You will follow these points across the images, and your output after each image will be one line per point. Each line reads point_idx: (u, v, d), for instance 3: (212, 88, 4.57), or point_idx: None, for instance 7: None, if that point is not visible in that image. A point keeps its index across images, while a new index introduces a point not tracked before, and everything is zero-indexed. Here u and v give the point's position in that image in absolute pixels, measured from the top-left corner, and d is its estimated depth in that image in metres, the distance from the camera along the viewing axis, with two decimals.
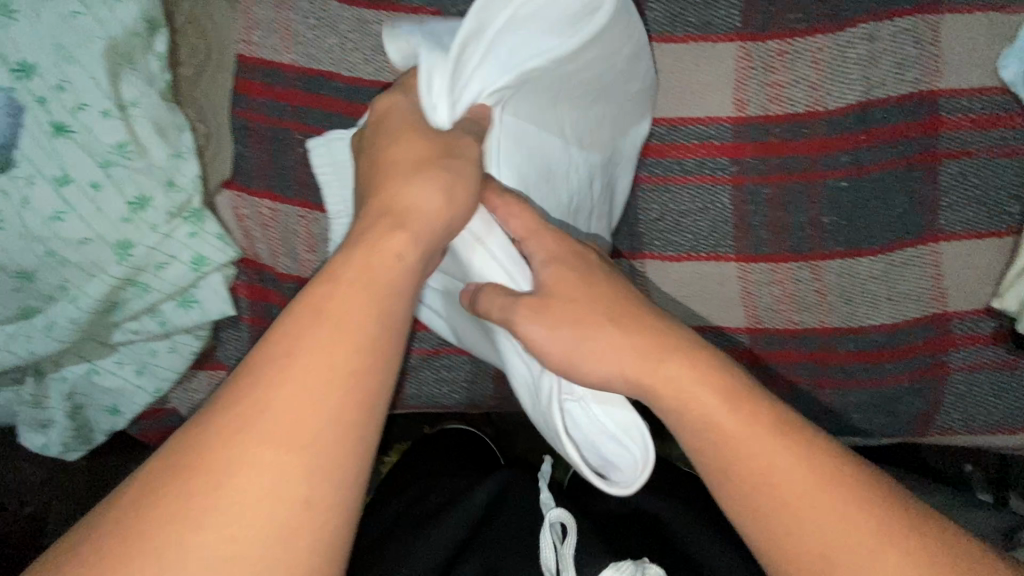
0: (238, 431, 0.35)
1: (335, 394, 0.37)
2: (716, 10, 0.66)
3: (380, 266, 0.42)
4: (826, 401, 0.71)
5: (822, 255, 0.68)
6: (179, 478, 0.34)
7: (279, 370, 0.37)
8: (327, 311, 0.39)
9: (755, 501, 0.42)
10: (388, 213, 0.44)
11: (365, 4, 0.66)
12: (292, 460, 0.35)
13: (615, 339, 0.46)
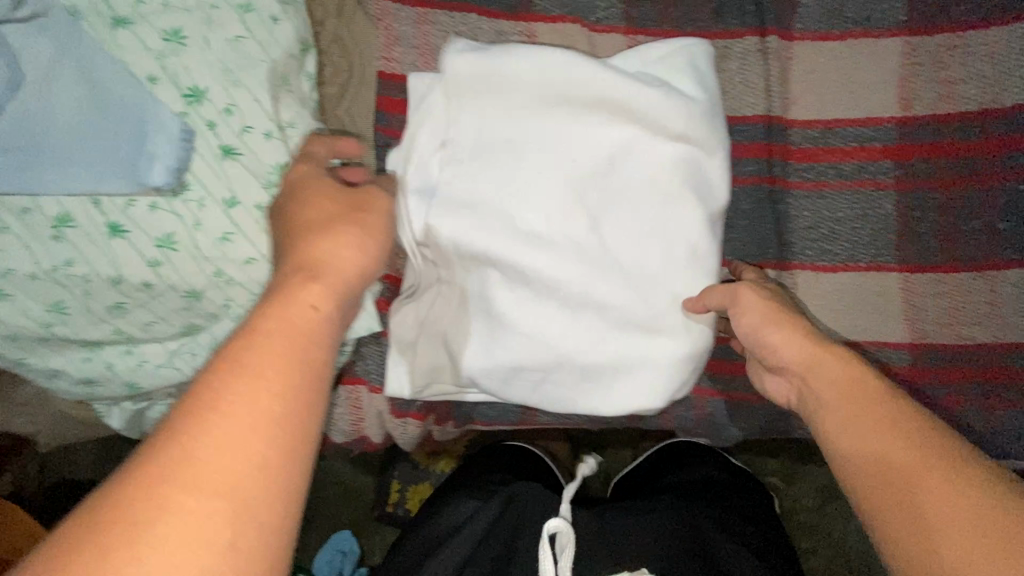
0: (159, 479, 0.30)
1: (266, 437, 0.34)
2: (878, 5, 0.62)
3: (300, 317, 0.40)
4: (998, 424, 0.64)
5: (998, 264, 0.62)
6: (106, 515, 0.29)
7: (206, 413, 0.33)
8: (246, 356, 0.36)
9: (867, 482, 0.46)
10: (302, 269, 0.44)
11: (505, 17, 0.66)
12: (228, 494, 0.31)
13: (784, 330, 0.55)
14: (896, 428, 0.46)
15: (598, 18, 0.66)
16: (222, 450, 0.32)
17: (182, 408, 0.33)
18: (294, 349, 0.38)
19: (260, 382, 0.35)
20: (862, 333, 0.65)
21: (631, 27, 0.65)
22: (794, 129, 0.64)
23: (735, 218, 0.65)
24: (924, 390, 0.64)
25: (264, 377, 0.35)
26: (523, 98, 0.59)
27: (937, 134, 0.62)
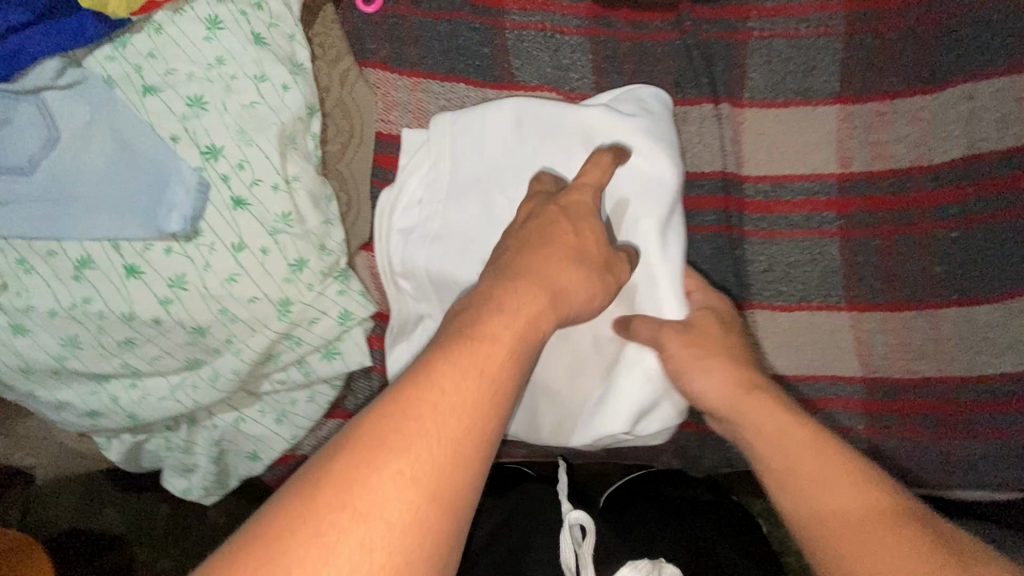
0: (367, 464, 0.35)
1: (458, 444, 0.38)
2: (814, 78, 0.71)
3: (521, 334, 0.45)
4: (951, 453, 0.69)
5: (936, 304, 0.69)
6: (315, 502, 0.34)
7: (418, 410, 0.38)
8: (462, 364, 0.40)
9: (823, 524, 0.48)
10: (546, 290, 0.48)
11: (489, 85, 0.74)
12: (415, 488, 0.35)
13: (723, 366, 0.58)
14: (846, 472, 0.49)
15: (572, 87, 0.74)
16: (417, 464, 0.36)
17: (388, 400, 0.38)
18: (496, 381, 0.41)
19: (452, 408, 0.38)
20: (819, 368, 0.71)
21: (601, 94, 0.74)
22: (748, 183, 0.72)
23: (699, 261, 0.71)
24: (878, 420, 0.71)
25: (458, 403, 0.39)
26: (490, 144, 0.66)
27: (874, 188, 0.70)
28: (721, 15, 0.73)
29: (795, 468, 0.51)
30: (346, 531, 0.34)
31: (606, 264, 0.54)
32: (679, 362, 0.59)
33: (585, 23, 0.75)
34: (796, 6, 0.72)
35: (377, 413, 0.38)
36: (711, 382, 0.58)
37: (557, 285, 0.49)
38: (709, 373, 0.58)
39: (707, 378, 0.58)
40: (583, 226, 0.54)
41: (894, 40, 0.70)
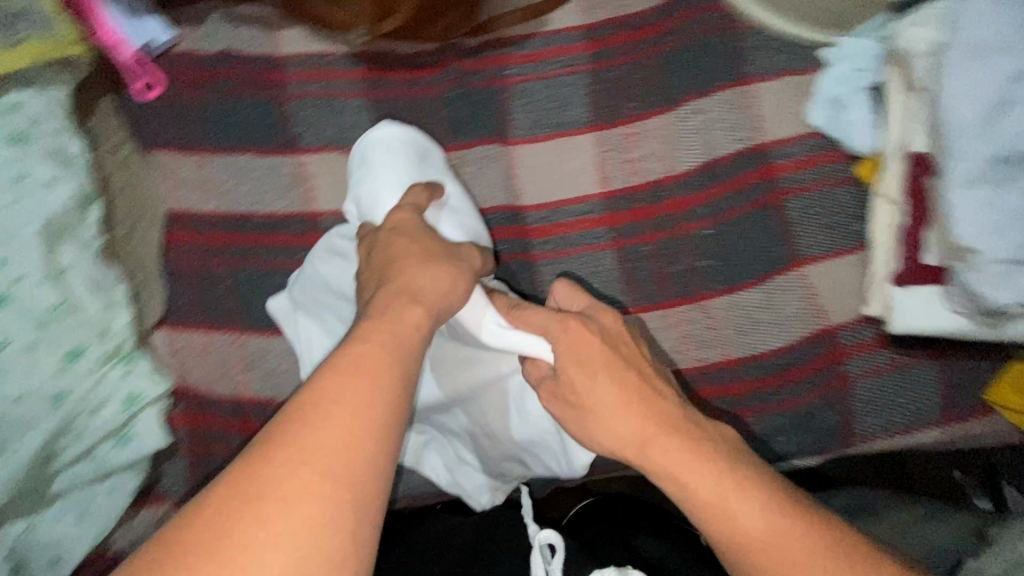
0: (283, 457, 0.41)
1: (362, 437, 0.43)
2: (569, 111, 0.79)
3: (399, 331, 0.51)
4: (749, 429, 0.76)
5: (707, 295, 0.76)
6: (224, 491, 0.40)
7: (323, 411, 0.43)
8: (360, 368, 0.46)
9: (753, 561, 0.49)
10: (403, 292, 0.54)
11: (274, 152, 0.78)
12: (324, 476, 0.41)
13: (610, 409, 0.56)
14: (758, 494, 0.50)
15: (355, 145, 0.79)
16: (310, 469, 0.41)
17: (297, 405, 0.44)
18: (377, 374, 0.46)
19: (338, 409, 0.43)
20: None
21: None
22: (528, 212, 0.78)
23: None
24: None
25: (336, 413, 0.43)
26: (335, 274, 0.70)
27: (635, 202, 0.77)
28: (483, 66, 0.81)
29: (705, 503, 0.51)
30: (259, 509, 0.39)
31: (456, 254, 0.60)
32: (572, 422, 0.58)
33: (363, 86, 0.81)
34: (546, 52, 0.81)
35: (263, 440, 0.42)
36: (609, 432, 0.56)
37: (413, 287, 0.55)
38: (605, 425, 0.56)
39: (613, 425, 0.56)
40: (419, 236, 0.61)
41: (631, 71, 0.79)
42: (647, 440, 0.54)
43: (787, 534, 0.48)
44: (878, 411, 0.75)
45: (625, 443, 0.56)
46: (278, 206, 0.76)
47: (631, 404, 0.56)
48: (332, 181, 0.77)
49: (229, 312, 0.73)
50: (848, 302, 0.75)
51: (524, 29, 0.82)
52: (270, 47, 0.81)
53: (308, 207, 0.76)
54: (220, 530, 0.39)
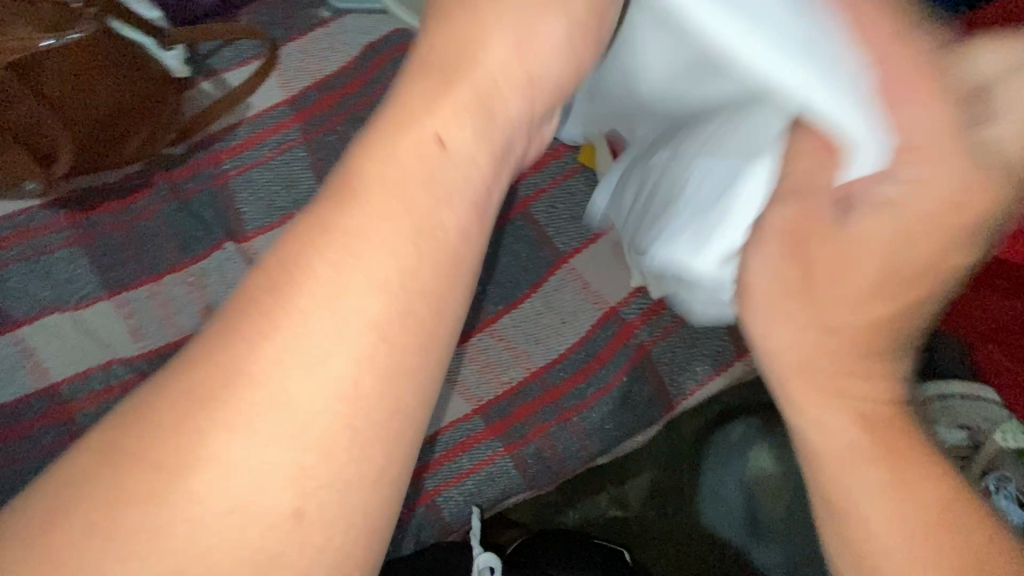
0: (248, 377, 0.30)
1: (388, 354, 0.31)
2: (299, 190, 0.76)
3: (442, 179, 0.36)
4: (579, 428, 0.76)
5: (490, 320, 0.76)
6: (159, 424, 0.29)
7: (316, 304, 0.31)
8: (371, 239, 0.32)
9: (838, 493, 0.40)
10: (442, 99, 0.37)
11: None
12: (311, 432, 0.29)
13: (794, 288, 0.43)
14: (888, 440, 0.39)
15: (79, 296, 0.72)
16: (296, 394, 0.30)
17: (285, 286, 0.31)
18: (415, 275, 0.33)
19: (345, 312, 0.31)
20: (435, 424, 0.75)
21: (111, 289, 0.72)
22: None
23: None
24: (511, 436, 0.76)
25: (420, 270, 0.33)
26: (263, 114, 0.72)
27: None
28: (198, 169, 0.77)
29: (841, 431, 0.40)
30: (203, 451, 0.29)
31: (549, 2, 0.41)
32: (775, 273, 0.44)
33: (70, 232, 0.74)
34: (255, 135, 0.78)
35: (319, 270, 0.32)
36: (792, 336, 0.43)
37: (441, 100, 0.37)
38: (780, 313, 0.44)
39: (785, 311, 0.44)
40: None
41: (347, 128, 0.79)
42: (825, 330, 0.41)
43: (895, 477, 0.38)
44: (684, 368, 0.77)
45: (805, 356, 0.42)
46: (6, 394, 0.68)
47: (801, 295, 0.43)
48: (63, 344, 0.70)
49: None
50: (619, 279, 0.77)
51: (228, 120, 0.79)
52: None
53: (42, 382, 0.69)
54: (138, 487, 0.28)
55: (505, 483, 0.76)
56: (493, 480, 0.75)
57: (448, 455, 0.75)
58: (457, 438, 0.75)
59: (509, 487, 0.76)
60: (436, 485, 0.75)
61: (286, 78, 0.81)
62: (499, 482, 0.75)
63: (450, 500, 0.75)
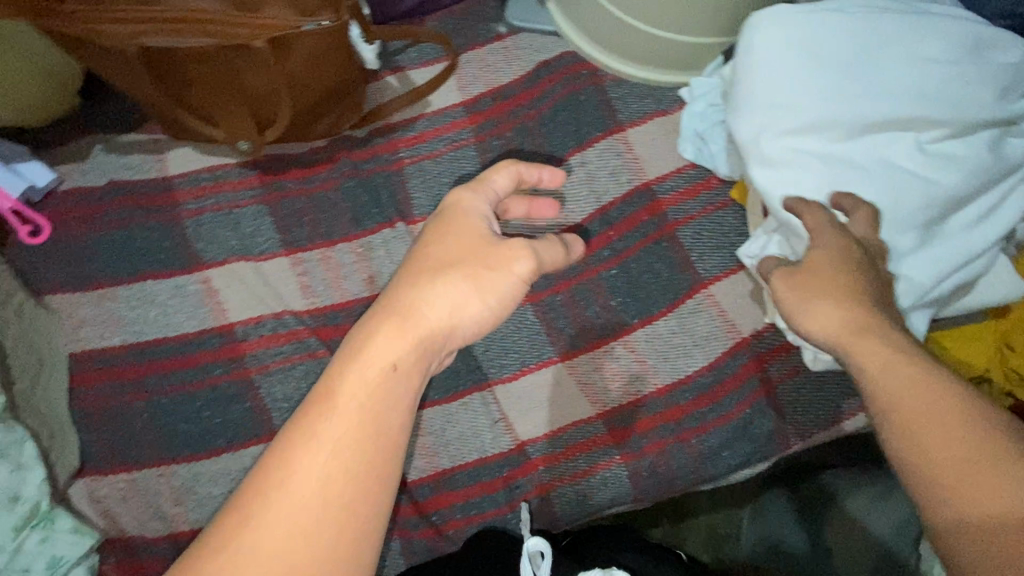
0: (267, 496, 0.46)
1: (350, 489, 0.47)
2: (465, 183, 0.83)
3: (376, 366, 0.50)
4: (695, 449, 0.79)
5: (625, 331, 0.80)
6: (223, 524, 0.46)
7: (303, 446, 0.48)
8: (334, 405, 0.49)
9: (923, 451, 0.42)
10: (402, 314, 0.52)
11: (176, 271, 0.77)
12: (303, 530, 0.45)
13: (833, 310, 0.50)
14: (964, 426, 0.41)
15: (261, 249, 0.79)
16: (296, 505, 0.46)
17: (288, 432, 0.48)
18: (376, 420, 0.49)
19: (325, 462, 0.47)
20: (560, 421, 0.78)
21: (289, 247, 0.79)
22: None
23: None
24: (628, 446, 0.79)
25: (365, 437, 0.48)
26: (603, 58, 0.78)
27: None
28: (376, 153, 0.85)
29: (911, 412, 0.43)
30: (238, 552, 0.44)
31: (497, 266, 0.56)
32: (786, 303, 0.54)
33: (261, 192, 0.82)
34: (431, 130, 0.86)
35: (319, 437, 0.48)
36: (820, 317, 0.51)
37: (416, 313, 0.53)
38: (815, 304, 0.52)
39: (822, 312, 0.51)
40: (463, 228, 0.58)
41: (514, 136, 0.85)
42: (848, 332, 0.49)
43: (975, 450, 0.40)
44: (806, 408, 0.79)
45: (830, 335, 0.50)
46: (188, 325, 0.75)
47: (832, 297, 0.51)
48: (242, 291, 0.77)
49: (151, 444, 0.71)
50: (754, 312, 0.80)
51: (408, 113, 0.87)
52: (158, 170, 0.81)
53: (220, 320, 0.76)
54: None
55: (611, 490, 0.78)
56: (600, 485, 0.78)
57: (557, 455, 0.78)
58: (568, 440, 0.78)
59: (613, 496, 0.79)
60: (551, 480, 0.78)
61: (464, 83, 0.88)
62: (604, 489, 0.78)
63: (564, 497, 0.78)
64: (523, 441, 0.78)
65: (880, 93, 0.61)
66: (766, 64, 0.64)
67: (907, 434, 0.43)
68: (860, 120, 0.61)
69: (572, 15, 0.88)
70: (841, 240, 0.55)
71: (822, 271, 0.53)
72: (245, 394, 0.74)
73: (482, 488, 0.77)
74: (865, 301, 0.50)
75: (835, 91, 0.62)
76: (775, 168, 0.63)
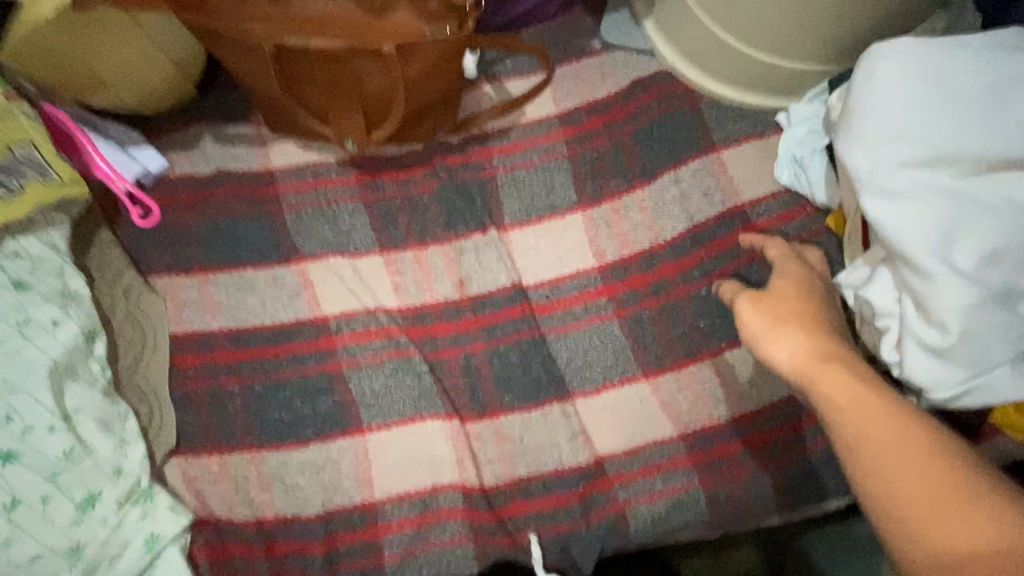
0: None
1: None
2: (557, 195, 0.84)
3: None
4: (776, 478, 0.77)
5: (711, 352, 0.79)
6: None
7: None
8: None
9: (847, 437, 0.57)
10: None
11: (274, 262, 0.79)
12: None
13: (800, 340, 0.64)
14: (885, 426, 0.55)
15: (356, 246, 0.80)
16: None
17: None
18: None
19: None
20: (640, 438, 0.78)
21: (383, 246, 0.81)
22: (532, 291, 0.81)
23: (508, 369, 0.78)
24: (707, 470, 0.77)
25: None
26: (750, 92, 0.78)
27: (629, 271, 0.81)
28: (470, 160, 0.86)
29: (850, 415, 0.57)
30: None
31: None
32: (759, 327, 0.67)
33: (358, 190, 0.84)
34: (525, 141, 0.87)
35: None
36: (788, 349, 0.64)
37: None
38: (786, 339, 0.64)
39: (783, 340, 0.64)
40: None
41: (608, 151, 0.85)
42: (812, 358, 0.62)
43: (881, 445, 0.54)
44: None
45: (794, 366, 0.63)
46: (284, 315, 0.77)
47: (797, 327, 0.65)
48: (337, 285, 0.78)
49: (243, 429, 0.72)
50: None
51: (503, 123, 0.88)
52: (261, 163, 0.84)
53: (314, 313, 0.77)
54: None
55: (688, 515, 0.76)
56: (677, 508, 0.76)
57: (634, 473, 0.77)
58: (646, 459, 0.77)
59: (689, 521, 0.76)
60: (628, 498, 0.76)
61: (559, 96, 0.89)
62: (681, 513, 0.76)
63: (640, 517, 0.75)
64: (601, 456, 0.77)
65: (1003, 134, 0.61)
66: (885, 98, 0.65)
67: (873, 466, 0.54)
68: (983, 159, 0.61)
69: (671, 34, 0.89)
70: (804, 273, 0.71)
71: (792, 305, 0.67)
72: (335, 388, 0.75)
73: (553, 502, 0.75)
74: (820, 342, 0.63)
75: (957, 128, 0.62)
76: (891, 199, 0.63)
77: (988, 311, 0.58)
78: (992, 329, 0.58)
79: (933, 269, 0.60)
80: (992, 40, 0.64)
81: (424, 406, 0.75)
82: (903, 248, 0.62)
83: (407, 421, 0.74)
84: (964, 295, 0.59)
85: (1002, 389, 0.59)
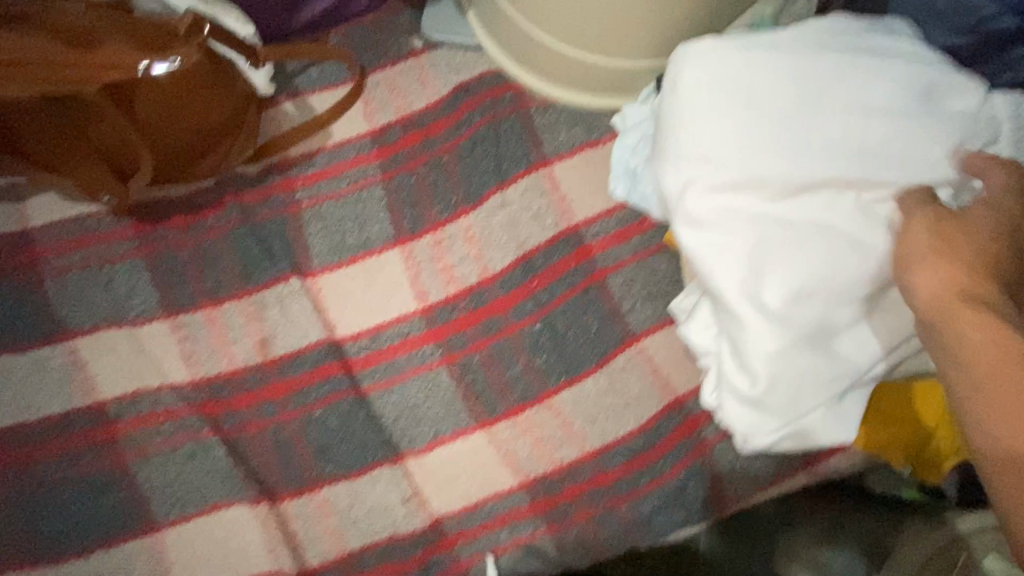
0: None
1: None
2: (371, 229, 0.74)
3: None
4: (627, 517, 0.73)
5: (550, 393, 0.73)
6: None
7: None
8: None
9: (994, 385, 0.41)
10: None
11: (36, 344, 0.68)
12: None
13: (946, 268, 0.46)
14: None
15: (137, 313, 0.70)
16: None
17: None
18: None
19: None
20: (480, 492, 0.72)
21: (168, 309, 0.70)
22: (348, 344, 0.72)
23: (327, 435, 0.70)
24: (554, 515, 0.72)
25: None
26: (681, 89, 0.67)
27: (455, 311, 0.72)
28: (269, 196, 0.75)
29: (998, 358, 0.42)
30: None
31: None
32: (912, 247, 0.49)
33: (135, 244, 0.72)
34: (331, 168, 0.75)
35: None
36: (928, 280, 0.47)
37: None
38: (937, 266, 0.47)
39: (923, 274, 0.47)
40: None
41: (428, 172, 0.75)
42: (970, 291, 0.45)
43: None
44: (745, 470, 0.74)
45: (931, 301, 0.46)
46: (51, 406, 0.66)
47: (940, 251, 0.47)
48: (116, 362, 0.68)
49: (10, 547, 0.63)
50: (691, 368, 0.73)
51: (308, 146, 0.76)
52: (15, 224, 0.71)
53: (87, 399, 0.67)
54: None
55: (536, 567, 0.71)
56: (523, 560, 0.71)
57: (473, 529, 0.71)
58: (486, 513, 0.72)
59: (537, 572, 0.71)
60: (470, 556, 0.71)
61: (371, 109, 0.78)
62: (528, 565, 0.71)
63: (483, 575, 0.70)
64: (437, 515, 0.71)
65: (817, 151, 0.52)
66: (695, 109, 0.55)
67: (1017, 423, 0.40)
68: (797, 179, 0.53)
69: (495, 31, 0.78)
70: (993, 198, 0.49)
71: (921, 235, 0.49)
72: (120, 483, 0.65)
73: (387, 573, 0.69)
74: (976, 277, 0.46)
75: (768, 144, 0.53)
76: (703, 231, 0.55)
77: (797, 355, 0.53)
78: (802, 373, 0.53)
79: (744, 314, 0.53)
80: (803, 35, 0.55)
81: (227, 490, 0.66)
82: (716, 289, 0.54)
83: (208, 509, 0.66)
84: (773, 340, 0.53)
85: (817, 434, 0.55)
